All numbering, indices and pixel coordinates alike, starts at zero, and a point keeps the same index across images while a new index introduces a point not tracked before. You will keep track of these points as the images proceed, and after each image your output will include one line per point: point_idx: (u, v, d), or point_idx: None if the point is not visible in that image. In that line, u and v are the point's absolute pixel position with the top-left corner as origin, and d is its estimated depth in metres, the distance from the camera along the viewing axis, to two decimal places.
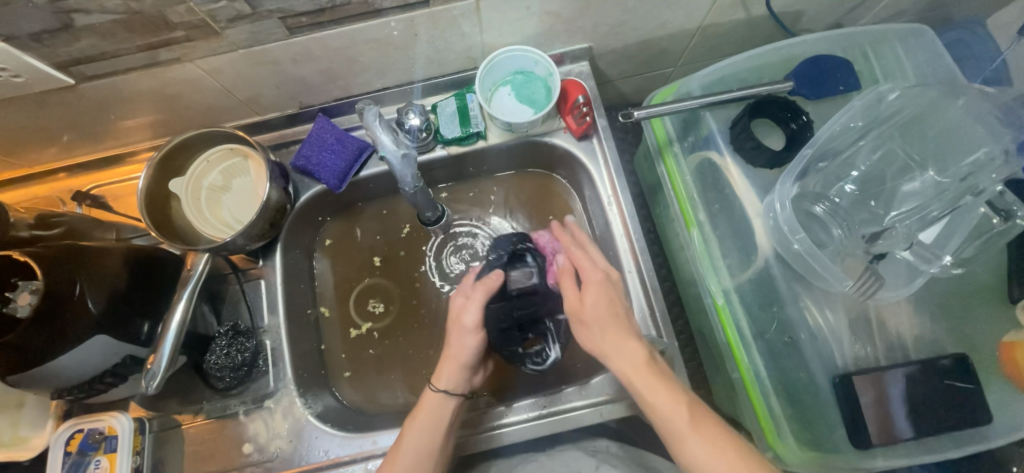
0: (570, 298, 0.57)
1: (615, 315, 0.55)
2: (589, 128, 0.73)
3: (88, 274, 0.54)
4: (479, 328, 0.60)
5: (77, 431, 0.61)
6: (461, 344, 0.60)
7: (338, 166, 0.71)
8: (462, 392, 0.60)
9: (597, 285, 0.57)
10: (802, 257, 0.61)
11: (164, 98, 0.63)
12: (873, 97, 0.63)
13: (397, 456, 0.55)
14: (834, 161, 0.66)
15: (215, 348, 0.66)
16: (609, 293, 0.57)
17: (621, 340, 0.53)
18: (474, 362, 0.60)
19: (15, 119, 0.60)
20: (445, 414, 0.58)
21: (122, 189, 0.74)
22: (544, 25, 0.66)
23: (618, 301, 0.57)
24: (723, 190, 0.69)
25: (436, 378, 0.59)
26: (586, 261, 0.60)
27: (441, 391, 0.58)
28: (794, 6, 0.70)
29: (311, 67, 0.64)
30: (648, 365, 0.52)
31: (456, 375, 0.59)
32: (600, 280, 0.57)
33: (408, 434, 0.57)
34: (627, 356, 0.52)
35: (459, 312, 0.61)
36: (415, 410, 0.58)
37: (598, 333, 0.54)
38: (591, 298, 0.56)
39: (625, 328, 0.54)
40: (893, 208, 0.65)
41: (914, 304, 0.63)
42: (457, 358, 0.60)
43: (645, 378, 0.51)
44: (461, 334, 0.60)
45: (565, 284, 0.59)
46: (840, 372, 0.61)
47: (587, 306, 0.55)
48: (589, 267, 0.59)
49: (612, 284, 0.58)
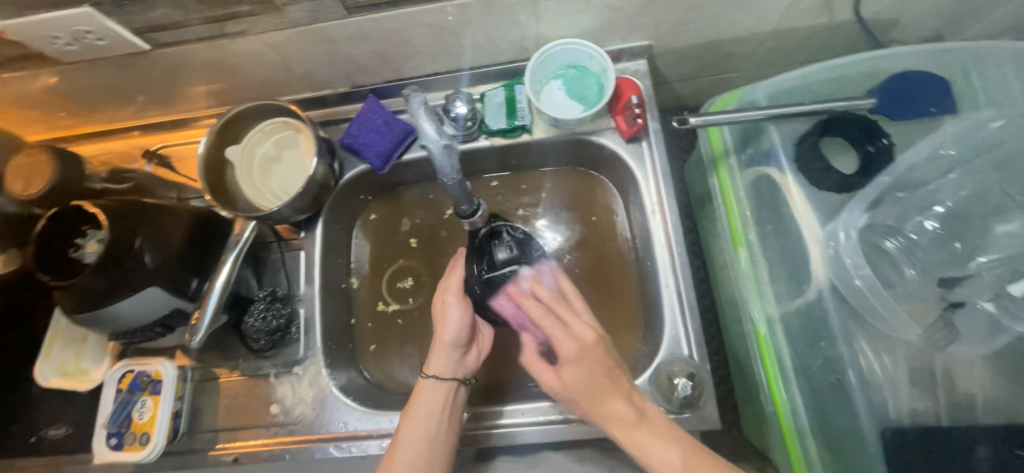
0: (549, 377, 0.54)
1: (597, 387, 0.51)
2: (640, 130, 0.70)
3: (147, 229, 0.58)
4: (459, 302, 0.60)
5: (129, 371, 0.66)
6: (446, 322, 0.60)
7: (383, 147, 0.72)
8: (454, 376, 0.59)
9: (574, 361, 0.51)
10: (863, 295, 0.57)
11: (227, 69, 0.66)
12: (968, 124, 0.58)
13: (399, 443, 0.55)
14: (916, 193, 0.60)
15: (253, 312, 0.68)
16: (591, 363, 0.51)
17: (607, 408, 0.51)
18: (462, 340, 0.59)
19: (97, 79, 0.65)
20: (438, 401, 0.58)
21: (184, 150, 0.78)
22: (603, 18, 0.63)
23: (601, 367, 0.51)
24: (780, 210, 0.64)
25: (425, 365, 0.59)
26: (555, 332, 0.53)
27: (432, 377, 0.58)
28: (887, 13, 0.64)
29: (365, 48, 0.64)
30: (640, 427, 0.50)
31: (443, 357, 0.59)
32: (574, 355, 0.51)
33: (406, 422, 0.57)
34: (617, 421, 0.50)
35: (443, 292, 0.62)
36: (413, 398, 0.58)
37: (585, 404, 0.52)
38: (570, 375, 0.52)
39: (612, 391, 0.51)
40: (981, 253, 0.57)
41: (989, 361, 0.56)
42: (444, 339, 0.59)
43: (637, 440, 0.50)
44: (445, 312, 0.60)
45: (538, 366, 0.55)
46: (892, 425, 0.56)
47: (569, 385, 0.52)
48: (560, 339, 0.52)
49: (589, 352, 0.52)
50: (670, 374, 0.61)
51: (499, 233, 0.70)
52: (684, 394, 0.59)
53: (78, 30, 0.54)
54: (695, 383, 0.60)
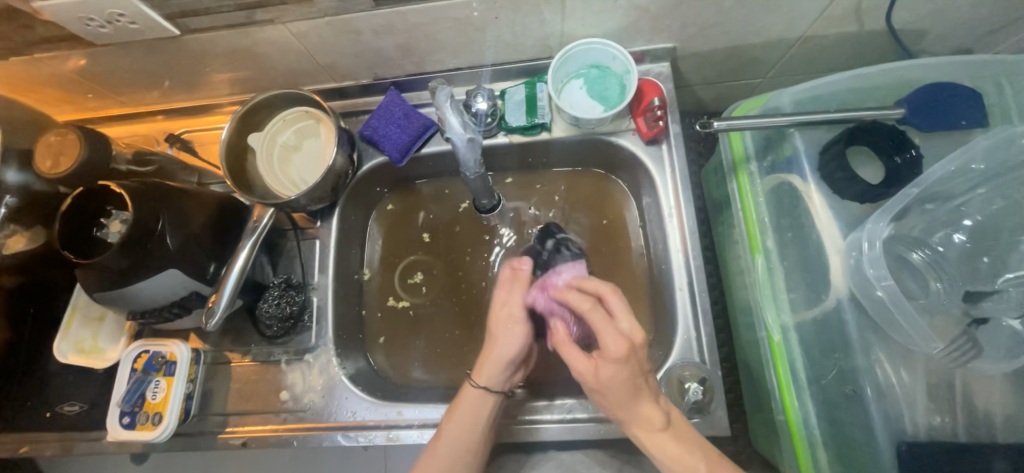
0: (582, 366, 0.51)
1: (634, 389, 0.49)
2: (660, 133, 0.69)
3: (169, 212, 0.58)
4: (524, 319, 0.57)
5: (144, 351, 0.67)
6: (507, 337, 0.56)
7: (402, 140, 0.72)
8: (502, 390, 0.57)
9: (618, 362, 0.48)
10: (886, 307, 0.55)
11: (253, 57, 0.67)
12: (1004, 137, 0.55)
13: (437, 446, 0.56)
14: (943, 205, 0.59)
15: (268, 297, 0.71)
16: (633, 365, 0.49)
17: (638, 410, 0.50)
18: (519, 357, 0.56)
19: (126, 62, 0.66)
20: (483, 410, 0.57)
21: (207, 137, 0.80)
22: (629, 19, 0.63)
23: (641, 370, 0.50)
24: (800, 218, 0.63)
25: (476, 374, 0.57)
26: (603, 325, 0.50)
27: (481, 388, 0.57)
28: (917, 23, 0.63)
29: (390, 40, 0.65)
30: (664, 433, 0.50)
31: (497, 371, 0.56)
32: (620, 353, 0.48)
33: (447, 426, 0.57)
34: (643, 423, 0.50)
35: (505, 306, 0.58)
36: (455, 402, 0.58)
37: (613, 401, 0.50)
38: (608, 372, 0.49)
39: (642, 394, 0.50)
40: (1009, 269, 0.57)
41: (1010, 379, 0.55)
42: (500, 356, 0.56)
43: (660, 441, 0.50)
44: (508, 327, 0.57)
45: (570, 353, 0.53)
46: (908, 439, 0.55)
47: (604, 380, 0.49)
48: (608, 336, 0.49)
49: (634, 353, 0.49)
50: (680, 379, 0.60)
51: (562, 246, 0.68)
52: (694, 399, 0.58)
53: (112, 13, 0.55)
54: (706, 388, 0.60)
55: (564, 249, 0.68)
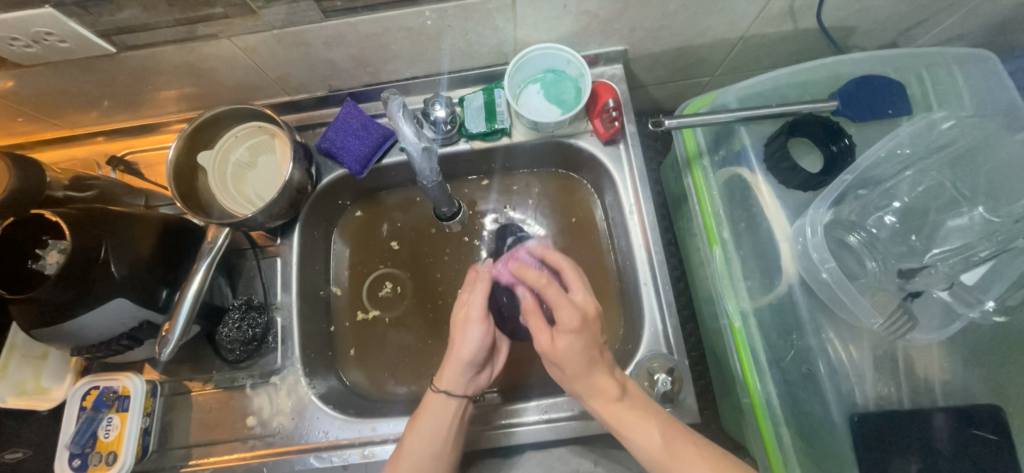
0: (541, 336, 0.52)
1: (589, 362, 0.50)
2: (617, 133, 0.71)
3: (114, 239, 0.55)
4: (482, 319, 0.57)
5: (94, 387, 0.63)
6: (463, 339, 0.57)
7: (361, 151, 0.71)
8: (465, 393, 0.58)
9: (574, 332, 0.50)
10: (830, 287, 0.58)
11: (199, 73, 0.65)
12: (925, 123, 0.61)
13: (401, 456, 0.55)
14: (875, 190, 0.63)
15: (228, 321, 0.67)
16: (588, 336, 0.51)
17: (594, 382, 0.51)
18: (478, 359, 0.57)
19: (57, 82, 0.62)
20: (447, 415, 0.57)
21: (154, 158, 0.76)
22: (580, 24, 0.64)
23: (595, 343, 0.51)
24: (751, 208, 0.66)
25: (437, 378, 0.57)
26: (559, 298, 0.51)
27: (442, 392, 0.57)
28: (845, 21, 0.67)
29: (342, 52, 0.64)
30: (620, 403, 0.51)
31: (456, 374, 0.57)
32: (574, 324, 0.50)
33: (411, 435, 0.56)
34: (600, 396, 0.51)
35: (464, 307, 0.59)
36: (419, 409, 0.58)
37: (570, 376, 0.51)
38: (564, 343, 0.50)
39: (597, 370, 0.51)
40: (935, 245, 0.61)
41: (947, 347, 0.60)
42: (461, 356, 0.57)
43: (616, 414, 0.50)
44: (465, 328, 0.57)
45: (531, 323, 0.53)
46: (859, 411, 0.58)
47: (560, 353, 0.50)
48: (562, 307, 0.50)
49: (588, 324, 0.51)
50: (650, 370, 0.62)
51: (524, 242, 0.71)
52: (663, 389, 0.61)
53: (38, 32, 0.52)
54: (674, 378, 0.61)
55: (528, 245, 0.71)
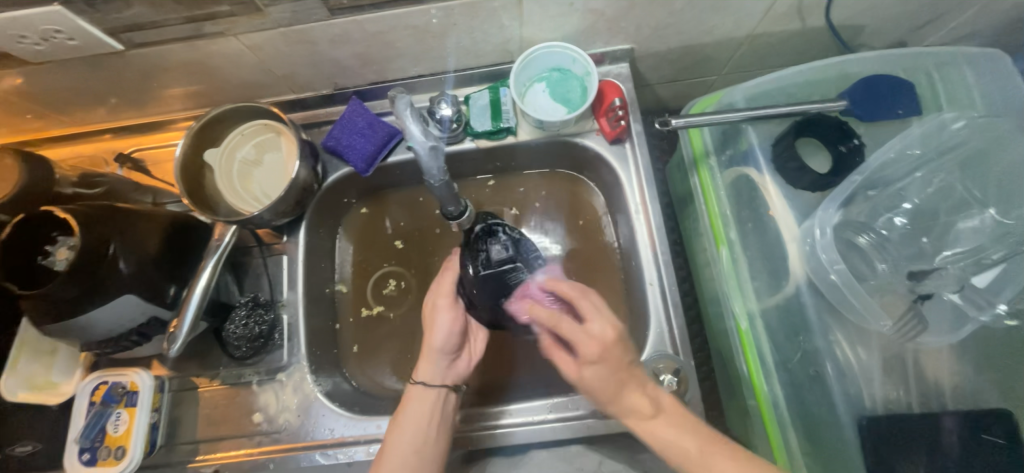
0: (569, 367, 0.53)
1: (618, 384, 0.50)
2: (622, 132, 0.71)
3: (122, 236, 0.56)
4: (449, 306, 0.59)
5: (103, 382, 0.64)
6: (434, 326, 0.59)
7: (366, 149, 0.71)
8: (442, 383, 0.59)
9: (597, 361, 0.49)
10: (839, 290, 0.58)
11: (205, 70, 0.65)
12: (935, 124, 0.60)
13: (386, 455, 0.55)
14: (886, 190, 0.62)
15: (235, 318, 0.68)
16: (614, 361, 0.50)
17: (626, 402, 0.50)
18: (450, 346, 0.59)
19: (65, 80, 0.63)
20: (428, 407, 0.58)
21: (162, 155, 0.77)
22: (586, 22, 0.64)
23: (623, 365, 0.50)
24: (759, 208, 0.66)
25: (414, 371, 0.59)
26: (574, 332, 0.50)
27: (420, 383, 0.58)
28: (854, 19, 0.67)
29: (348, 50, 0.64)
30: (658, 418, 0.50)
31: (430, 362, 0.59)
32: (595, 354, 0.49)
33: (395, 429, 0.56)
34: (634, 414, 0.50)
35: (433, 293, 0.61)
36: (402, 404, 0.58)
37: (604, 399, 0.52)
38: (590, 372, 0.50)
39: (629, 390, 0.50)
40: (947, 247, 0.60)
41: (957, 349, 0.59)
42: (433, 345, 0.59)
43: (654, 431, 0.50)
44: (434, 316, 0.60)
45: (556, 355, 0.54)
46: (868, 414, 0.58)
47: (589, 380, 0.51)
48: (579, 341, 0.50)
49: (610, 351, 0.49)
50: (656, 371, 0.62)
51: (494, 231, 0.63)
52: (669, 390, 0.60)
53: (47, 30, 0.52)
54: (680, 379, 0.61)
55: (499, 233, 0.63)
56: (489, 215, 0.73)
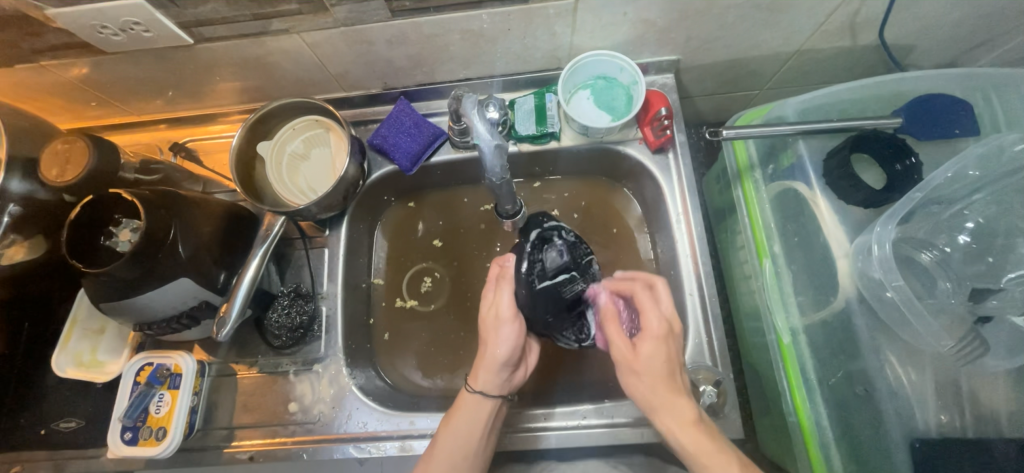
0: (620, 341, 0.53)
1: (670, 373, 0.50)
2: (666, 142, 0.71)
3: (182, 221, 0.58)
4: (512, 317, 0.58)
5: (148, 363, 0.65)
6: (497, 339, 0.58)
7: (412, 149, 0.73)
8: (498, 393, 0.58)
9: (659, 338, 0.52)
10: (894, 306, 0.57)
11: (265, 67, 0.67)
12: (994, 146, 0.59)
13: (434, 454, 0.56)
14: (943, 210, 0.62)
15: (277, 307, 0.69)
16: (670, 348, 0.52)
17: (670, 398, 0.49)
18: (512, 358, 0.58)
19: (131, 70, 0.65)
20: (481, 416, 0.57)
21: (213, 146, 0.79)
22: (636, 32, 0.65)
23: (675, 358, 0.52)
24: (805, 222, 0.66)
25: (471, 380, 0.58)
26: (648, 306, 0.54)
27: (478, 393, 0.57)
28: (906, 39, 0.67)
29: (402, 51, 0.66)
30: (696, 426, 0.48)
31: (491, 375, 0.57)
32: (662, 331, 0.52)
33: (444, 432, 0.57)
34: (674, 412, 0.49)
35: (493, 306, 0.60)
36: (453, 408, 0.59)
37: (648, 389, 0.50)
38: (648, 349, 0.51)
39: (676, 385, 0.50)
40: (1011, 269, 0.59)
41: (1013, 376, 0.58)
42: (494, 358, 0.58)
43: (695, 437, 0.48)
44: (497, 328, 0.59)
45: (611, 328, 0.55)
46: (919, 437, 0.57)
47: (643, 357, 0.51)
48: (652, 314, 0.53)
49: (672, 335, 0.53)
50: (695, 382, 0.61)
51: (550, 237, 0.64)
52: (709, 401, 0.60)
53: (126, 21, 0.55)
54: (719, 390, 0.61)
55: (555, 240, 0.64)
56: (543, 217, 0.70)
